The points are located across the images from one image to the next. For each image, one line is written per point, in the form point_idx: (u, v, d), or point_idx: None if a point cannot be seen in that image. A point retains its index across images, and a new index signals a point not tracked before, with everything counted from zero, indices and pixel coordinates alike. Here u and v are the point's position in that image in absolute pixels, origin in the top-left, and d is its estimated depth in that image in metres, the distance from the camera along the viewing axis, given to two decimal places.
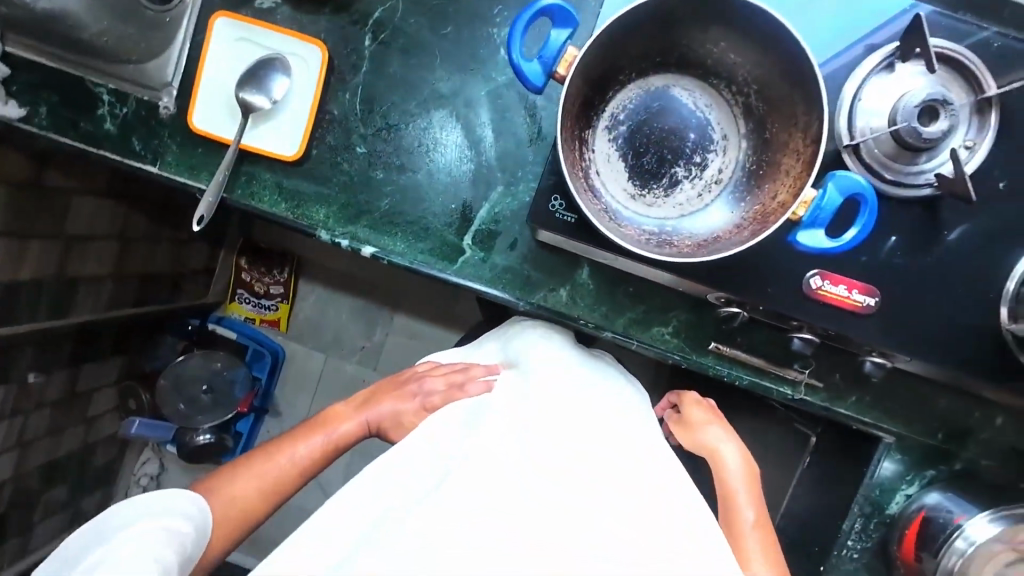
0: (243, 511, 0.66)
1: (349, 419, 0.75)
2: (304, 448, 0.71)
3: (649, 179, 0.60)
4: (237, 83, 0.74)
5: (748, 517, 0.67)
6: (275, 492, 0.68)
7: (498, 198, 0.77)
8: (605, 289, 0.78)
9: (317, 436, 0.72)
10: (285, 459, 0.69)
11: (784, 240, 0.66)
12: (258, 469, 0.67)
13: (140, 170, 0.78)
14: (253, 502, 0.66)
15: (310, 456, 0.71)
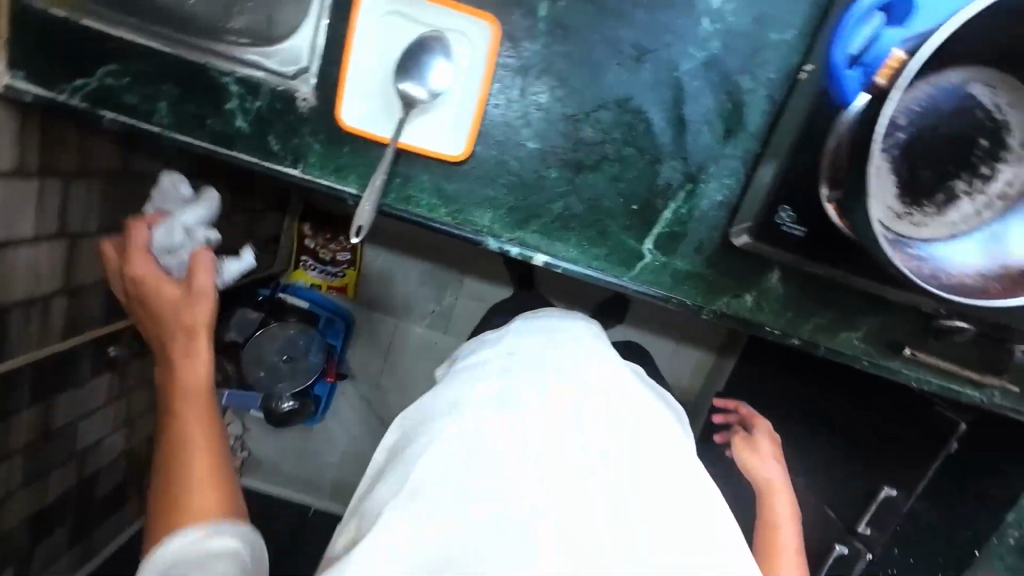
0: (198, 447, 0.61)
1: (208, 307, 0.69)
2: (189, 354, 0.67)
3: (921, 196, 0.52)
4: (396, 70, 0.63)
5: (790, 542, 0.77)
6: (186, 454, 0.60)
7: (686, 197, 0.69)
8: (795, 294, 0.72)
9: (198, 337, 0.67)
10: (187, 429, 0.62)
11: None
12: (185, 428, 0.62)
13: (281, 174, 0.69)
14: (211, 457, 0.61)
15: (201, 422, 0.63)
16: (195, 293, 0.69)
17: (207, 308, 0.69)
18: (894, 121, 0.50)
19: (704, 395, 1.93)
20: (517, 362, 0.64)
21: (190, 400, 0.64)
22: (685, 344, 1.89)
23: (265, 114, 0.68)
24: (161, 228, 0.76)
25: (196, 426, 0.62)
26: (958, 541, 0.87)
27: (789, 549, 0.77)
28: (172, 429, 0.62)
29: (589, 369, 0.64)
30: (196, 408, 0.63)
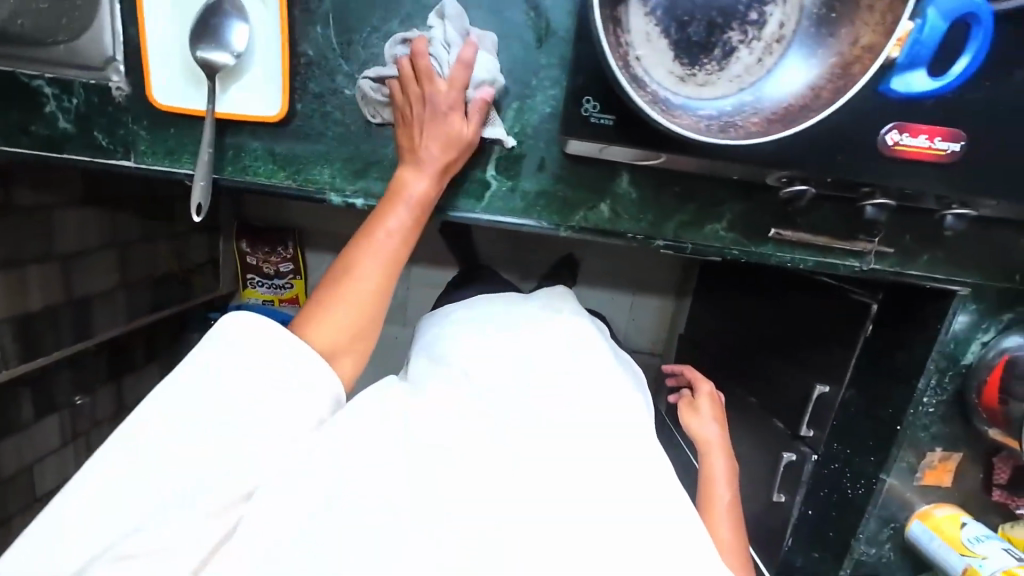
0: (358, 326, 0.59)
1: (432, 187, 0.63)
2: (393, 225, 0.62)
3: (699, 54, 0.51)
4: (191, 40, 0.63)
5: (723, 496, 0.83)
6: (370, 318, 0.60)
7: (515, 115, 0.68)
8: (649, 194, 0.71)
9: (398, 204, 0.62)
10: (346, 308, 0.59)
11: (874, 92, 0.57)
12: (337, 304, 0.59)
13: (116, 167, 0.70)
14: (358, 329, 0.59)
15: (381, 274, 0.61)
16: (433, 159, 0.62)
17: (435, 189, 0.63)
18: None
19: (672, 342, 1.90)
20: (528, 328, 0.77)
21: (355, 255, 0.62)
22: (643, 294, 1.86)
23: (85, 110, 0.68)
24: (444, 44, 0.62)
25: (356, 304, 0.60)
26: (882, 421, 0.85)
27: (723, 502, 0.82)
28: (329, 282, 0.61)
29: (590, 353, 0.75)
30: (388, 266, 0.62)
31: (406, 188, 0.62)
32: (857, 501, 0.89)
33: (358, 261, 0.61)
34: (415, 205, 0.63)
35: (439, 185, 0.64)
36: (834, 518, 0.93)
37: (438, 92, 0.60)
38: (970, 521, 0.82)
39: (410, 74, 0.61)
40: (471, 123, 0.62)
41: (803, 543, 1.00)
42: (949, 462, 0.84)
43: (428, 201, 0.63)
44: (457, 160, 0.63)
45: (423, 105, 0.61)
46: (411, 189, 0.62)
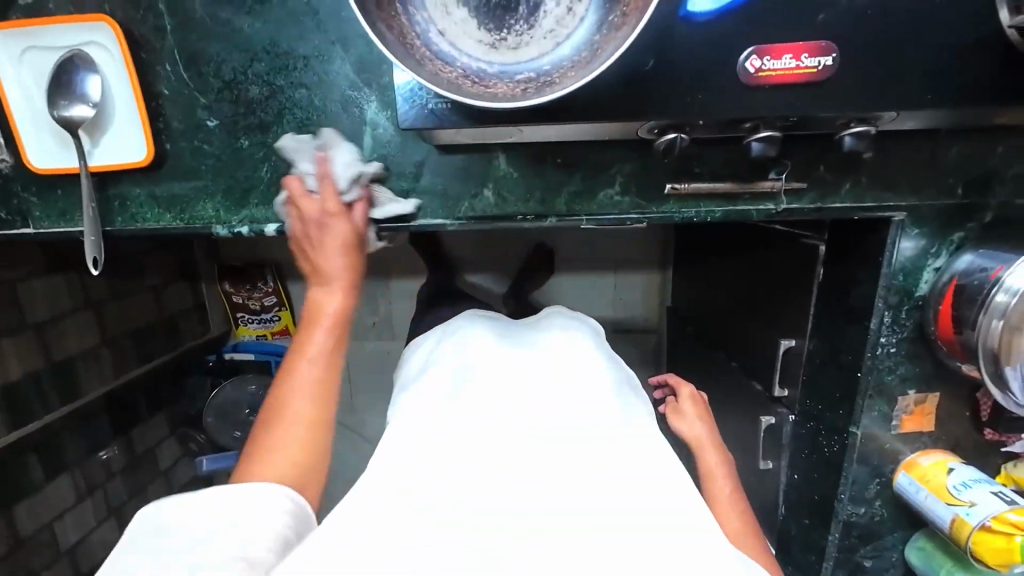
0: (295, 463, 0.59)
1: (342, 295, 0.68)
2: (317, 343, 0.66)
3: (502, 16, 0.47)
4: (49, 102, 0.64)
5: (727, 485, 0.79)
6: (318, 421, 0.62)
7: (376, 116, 0.66)
8: (532, 171, 0.68)
9: (314, 330, 0.66)
10: (300, 410, 0.61)
11: (677, 16, 0.53)
12: (278, 428, 0.60)
13: (19, 236, 0.72)
14: (305, 468, 0.59)
15: (316, 393, 0.63)
16: (335, 275, 0.68)
17: (341, 329, 0.67)
18: None
19: (664, 316, 1.82)
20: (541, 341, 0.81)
21: (298, 371, 0.64)
22: (626, 272, 1.79)
23: None
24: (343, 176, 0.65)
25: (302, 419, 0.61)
26: (843, 369, 0.78)
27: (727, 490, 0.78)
28: (275, 395, 0.63)
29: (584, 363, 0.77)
30: (331, 365, 0.65)
31: (319, 315, 0.66)
32: (835, 458, 0.82)
33: (309, 342, 0.66)
34: (334, 323, 0.67)
35: (342, 307, 0.67)
36: (817, 480, 0.86)
37: (325, 203, 0.65)
38: (958, 466, 0.74)
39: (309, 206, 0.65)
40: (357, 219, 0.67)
41: (795, 511, 0.93)
42: (926, 404, 0.76)
43: (340, 315, 0.67)
44: (356, 267, 0.68)
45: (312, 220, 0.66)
46: (319, 323, 0.66)
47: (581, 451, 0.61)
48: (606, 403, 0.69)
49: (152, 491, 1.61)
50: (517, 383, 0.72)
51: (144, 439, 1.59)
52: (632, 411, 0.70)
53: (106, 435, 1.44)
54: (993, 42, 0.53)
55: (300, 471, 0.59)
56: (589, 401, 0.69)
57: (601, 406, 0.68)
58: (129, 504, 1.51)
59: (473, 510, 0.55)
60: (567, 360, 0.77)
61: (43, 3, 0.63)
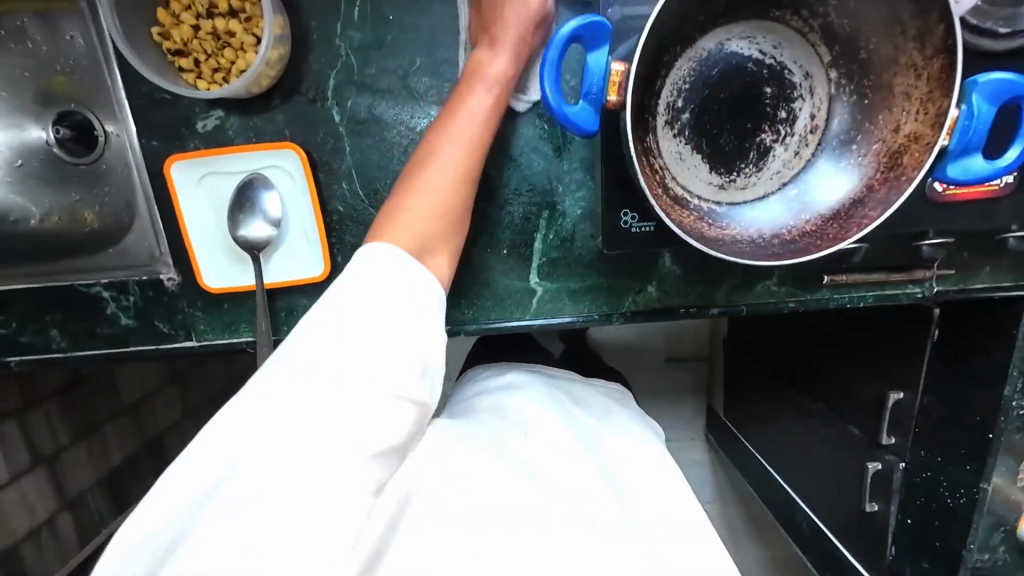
0: (443, 208, 0.55)
1: (510, 65, 0.58)
2: (476, 103, 0.57)
3: (733, 161, 0.50)
4: (230, 224, 0.65)
5: None
6: (467, 174, 0.57)
7: (548, 221, 0.69)
8: (694, 268, 0.71)
9: (478, 86, 0.57)
10: (459, 151, 0.56)
11: None
12: (423, 177, 0.55)
13: (181, 350, 0.72)
14: (442, 221, 0.55)
15: (466, 167, 0.57)
16: (506, 41, 0.57)
17: (496, 90, 0.57)
18: (671, 106, 0.49)
19: (717, 345, 1.86)
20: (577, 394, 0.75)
21: (444, 126, 0.57)
22: None
23: (143, 305, 0.71)
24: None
25: (431, 163, 0.56)
26: (971, 429, 0.83)
27: None
28: (433, 132, 0.57)
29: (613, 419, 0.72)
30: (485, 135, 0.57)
31: (483, 67, 0.57)
32: (960, 509, 0.87)
33: (469, 94, 0.57)
34: (493, 83, 0.57)
35: (506, 60, 0.57)
36: (938, 528, 0.91)
37: (523, 27, 0.57)
38: None
39: None
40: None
41: (909, 554, 0.98)
42: None
43: (507, 85, 0.58)
44: (523, 35, 0.57)
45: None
46: (488, 70, 0.57)
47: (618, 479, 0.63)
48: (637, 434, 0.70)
49: None
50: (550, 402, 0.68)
51: None
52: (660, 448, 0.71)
53: None
54: None
55: (451, 210, 0.56)
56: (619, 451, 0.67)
57: (634, 436, 0.70)
58: None
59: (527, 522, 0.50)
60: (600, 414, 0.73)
61: (223, 130, 0.64)
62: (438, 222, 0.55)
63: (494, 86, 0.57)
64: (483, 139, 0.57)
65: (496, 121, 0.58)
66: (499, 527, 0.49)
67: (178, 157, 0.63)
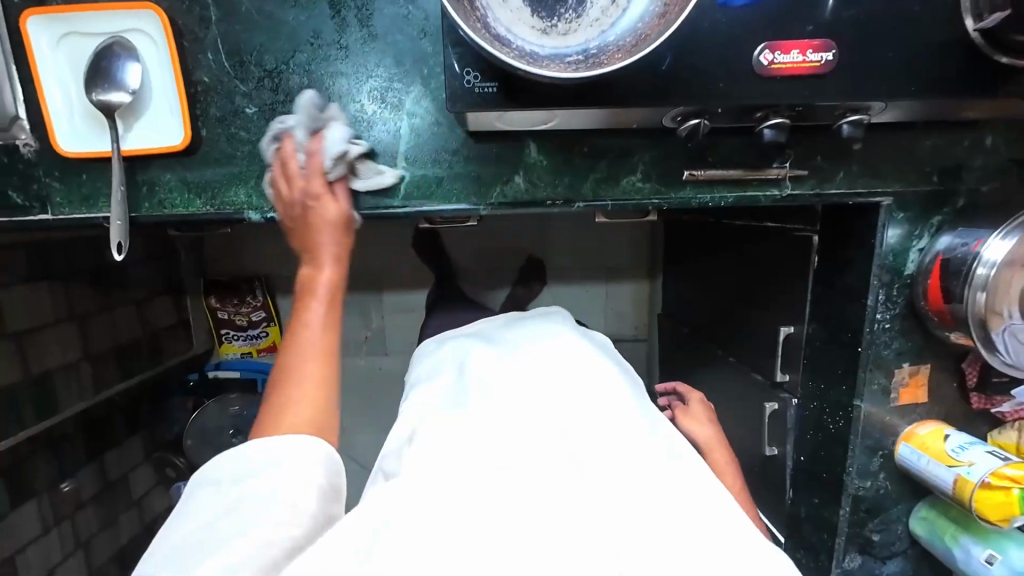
0: (311, 405, 0.57)
1: (336, 274, 0.67)
2: (317, 316, 0.64)
3: (554, 6, 0.53)
4: (86, 86, 0.65)
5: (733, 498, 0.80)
6: (331, 346, 0.62)
7: (415, 105, 0.70)
8: (560, 160, 0.72)
9: (312, 301, 0.64)
10: (317, 327, 0.62)
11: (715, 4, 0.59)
12: (291, 387, 0.58)
13: (35, 223, 0.70)
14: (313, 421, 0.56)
15: (323, 378, 0.59)
16: (330, 256, 0.68)
17: (340, 275, 0.68)
18: None
19: (654, 324, 1.87)
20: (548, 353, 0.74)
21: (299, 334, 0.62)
22: (616, 282, 1.85)
23: None
24: (327, 139, 0.66)
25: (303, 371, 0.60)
26: (844, 348, 0.84)
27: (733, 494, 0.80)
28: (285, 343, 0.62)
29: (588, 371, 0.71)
30: (337, 310, 0.65)
31: (315, 285, 0.65)
32: (840, 433, 0.87)
33: (308, 313, 0.64)
34: (330, 292, 0.66)
35: (339, 267, 0.68)
36: (824, 458, 0.91)
37: (308, 183, 0.66)
38: (953, 433, 0.79)
39: (285, 187, 0.67)
40: (344, 204, 0.69)
41: (802, 493, 0.97)
42: (920, 376, 0.83)
43: (338, 287, 0.67)
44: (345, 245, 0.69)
45: (298, 200, 0.67)
46: (319, 286, 0.66)
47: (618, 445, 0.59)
48: (634, 400, 0.67)
49: (124, 522, 1.48)
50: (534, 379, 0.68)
51: (117, 466, 1.47)
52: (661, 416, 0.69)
53: (78, 460, 1.32)
54: (950, 49, 0.61)
55: (320, 416, 0.57)
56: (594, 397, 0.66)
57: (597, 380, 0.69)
58: (99, 537, 1.38)
59: (489, 498, 0.51)
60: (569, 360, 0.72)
61: None
62: (313, 412, 0.57)
63: (317, 257, 0.67)
64: (338, 323, 0.65)
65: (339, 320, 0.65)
66: (464, 503, 0.50)
67: (33, 12, 0.63)
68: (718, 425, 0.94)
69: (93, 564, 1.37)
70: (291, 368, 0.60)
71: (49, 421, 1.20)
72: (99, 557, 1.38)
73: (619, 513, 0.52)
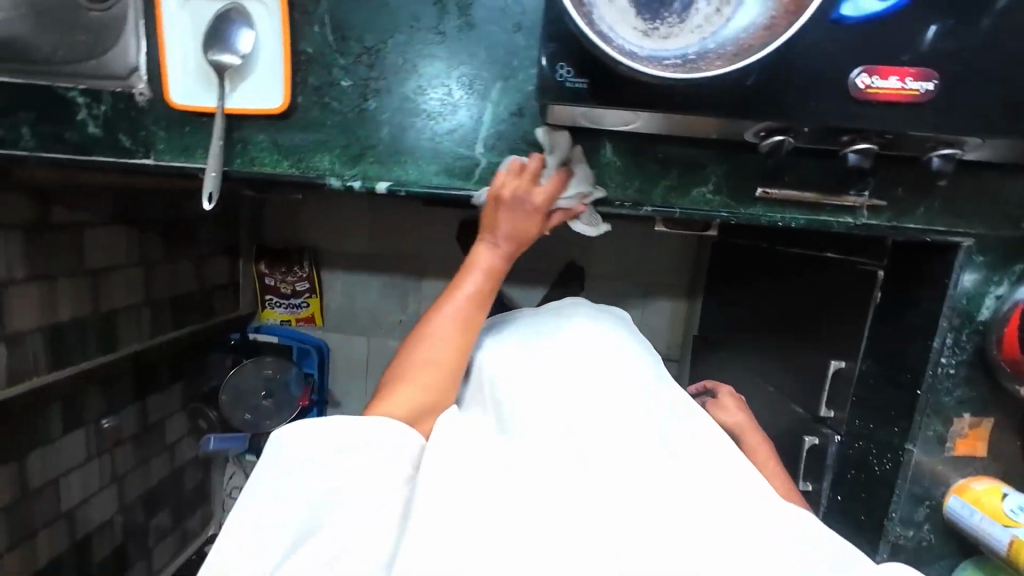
0: (427, 390, 0.67)
1: (504, 261, 0.72)
2: (469, 287, 0.71)
3: (658, 9, 0.54)
4: (203, 46, 0.70)
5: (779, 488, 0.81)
6: (467, 328, 0.70)
7: (500, 95, 0.72)
8: (634, 163, 0.73)
9: (471, 272, 0.71)
10: (461, 304, 0.70)
11: (828, 19, 0.59)
12: (421, 347, 0.69)
13: (137, 166, 0.76)
14: (432, 393, 0.67)
15: (452, 355, 0.69)
16: (506, 244, 0.71)
17: (507, 262, 0.72)
18: None
19: (688, 346, 1.85)
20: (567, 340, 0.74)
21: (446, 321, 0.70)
22: (654, 297, 1.84)
23: (111, 115, 0.75)
24: (555, 152, 0.71)
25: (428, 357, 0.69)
26: (901, 389, 0.82)
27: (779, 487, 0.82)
28: (429, 314, 0.71)
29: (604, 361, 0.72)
30: (483, 302, 0.71)
31: (478, 262, 0.71)
32: (885, 477, 0.84)
33: (464, 280, 0.71)
34: (487, 273, 0.71)
35: (508, 260, 0.72)
36: (863, 500, 0.88)
37: (522, 180, 0.69)
38: (1011, 492, 0.75)
39: (512, 179, 0.69)
40: (547, 205, 0.70)
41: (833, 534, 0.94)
42: (980, 428, 0.80)
43: (497, 274, 0.72)
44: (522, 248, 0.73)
45: (512, 201, 0.69)
46: (482, 262, 0.71)
47: (628, 448, 0.62)
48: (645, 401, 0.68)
49: (156, 463, 1.64)
50: (555, 372, 0.69)
51: (157, 410, 1.61)
52: (680, 414, 0.70)
53: (125, 401, 1.46)
54: None
55: (431, 399, 0.67)
56: (606, 391, 0.68)
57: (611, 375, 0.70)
58: (132, 473, 1.54)
59: (489, 498, 0.56)
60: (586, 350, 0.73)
61: None
62: (431, 388, 0.68)
63: (497, 240, 0.71)
64: (483, 304, 0.71)
65: (486, 301, 0.72)
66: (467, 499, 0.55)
67: None
68: (752, 416, 0.96)
69: (125, 499, 1.53)
70: (428, 334, 0.69)
71: (109, 355, 1.26)
72: (130, 493, 1.54)
73: (619, 517, 0.55)
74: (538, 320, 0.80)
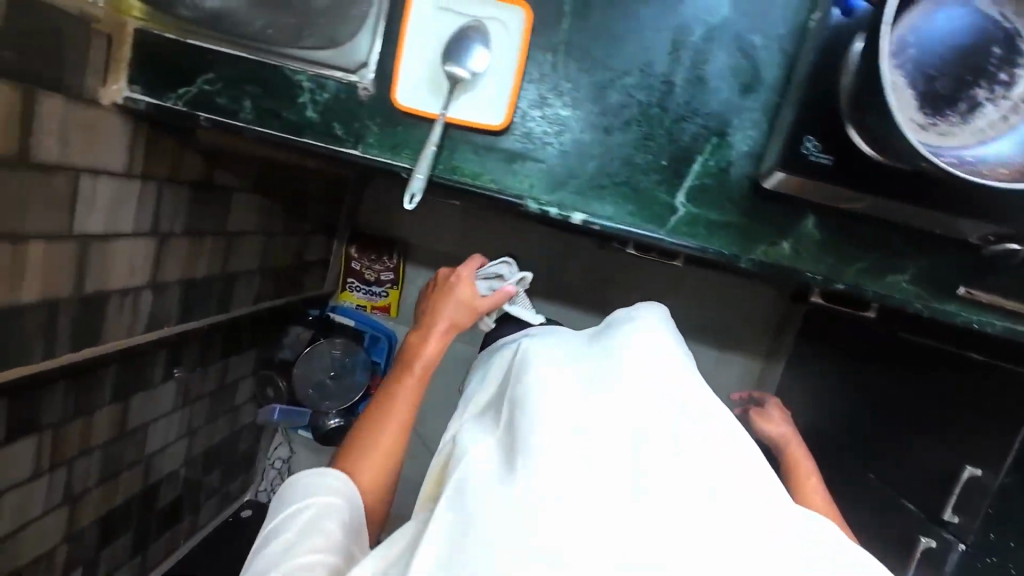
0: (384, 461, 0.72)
1: (436, 353, 0.78)
2: (386, 373, 0.77)
3: (944, 107, 0.54)
4: (442, 56, 0.73)
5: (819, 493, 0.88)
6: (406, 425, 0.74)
7: (713, 149, 0.73)
8: (834, 239, 0.73)
9: (413, 365, 0.76)
10: (407, 397, 0.75)
11: None
12: (386, 425, 0.73)
13: (344, 155, 0.78)
14: (377, 467, 0.71)
15: (399, 436, 0.73)
16: (440, 332, 0.79)
17: (425, 350, 0.78)
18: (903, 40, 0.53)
19: None
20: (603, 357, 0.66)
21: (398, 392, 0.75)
22: (727, 351, 1.83)
23: (332, 104, 0.78)
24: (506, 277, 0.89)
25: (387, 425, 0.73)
26: None
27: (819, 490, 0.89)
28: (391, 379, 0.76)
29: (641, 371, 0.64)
30: (413, 393, 0.75)
31: (418, 350, 0.77)
32: None
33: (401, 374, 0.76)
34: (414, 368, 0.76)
35: (429, 356, 0.77)
36: None
37: (460, 286, 0.82)
38: None
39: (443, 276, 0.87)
40: (473, 296, 0.82)
41: None
42: None
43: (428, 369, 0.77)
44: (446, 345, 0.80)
45: (440, 300, 0.82)
46: (422, 352, 0.77)
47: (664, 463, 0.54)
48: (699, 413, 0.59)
49: (222, 423, 1.67)
50: (590, 388, 0.62)
51: (235, 371, 1.65)
52: (693, 415, 0.60)
53: (211, 358, 1.50)
54: None
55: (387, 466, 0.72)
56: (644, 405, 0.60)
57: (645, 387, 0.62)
58: (203, 428, 1.58)
59: None
60: (631, 362, 0.65)
61: None
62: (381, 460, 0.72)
63: (423, 332, 0.79)
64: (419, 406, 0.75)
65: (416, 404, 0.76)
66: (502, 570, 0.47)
67: None
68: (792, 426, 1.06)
69: (191, 452, 1.56)
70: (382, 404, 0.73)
71: (224, 314, 1.30)
72: (196, 447, 1.57)
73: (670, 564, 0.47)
74: (565, 341, 0.73)
